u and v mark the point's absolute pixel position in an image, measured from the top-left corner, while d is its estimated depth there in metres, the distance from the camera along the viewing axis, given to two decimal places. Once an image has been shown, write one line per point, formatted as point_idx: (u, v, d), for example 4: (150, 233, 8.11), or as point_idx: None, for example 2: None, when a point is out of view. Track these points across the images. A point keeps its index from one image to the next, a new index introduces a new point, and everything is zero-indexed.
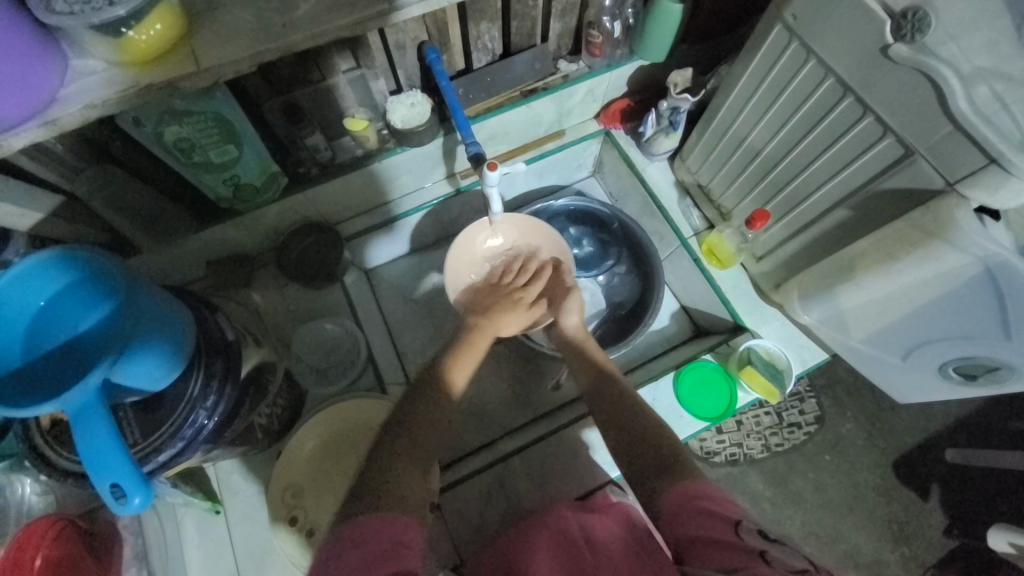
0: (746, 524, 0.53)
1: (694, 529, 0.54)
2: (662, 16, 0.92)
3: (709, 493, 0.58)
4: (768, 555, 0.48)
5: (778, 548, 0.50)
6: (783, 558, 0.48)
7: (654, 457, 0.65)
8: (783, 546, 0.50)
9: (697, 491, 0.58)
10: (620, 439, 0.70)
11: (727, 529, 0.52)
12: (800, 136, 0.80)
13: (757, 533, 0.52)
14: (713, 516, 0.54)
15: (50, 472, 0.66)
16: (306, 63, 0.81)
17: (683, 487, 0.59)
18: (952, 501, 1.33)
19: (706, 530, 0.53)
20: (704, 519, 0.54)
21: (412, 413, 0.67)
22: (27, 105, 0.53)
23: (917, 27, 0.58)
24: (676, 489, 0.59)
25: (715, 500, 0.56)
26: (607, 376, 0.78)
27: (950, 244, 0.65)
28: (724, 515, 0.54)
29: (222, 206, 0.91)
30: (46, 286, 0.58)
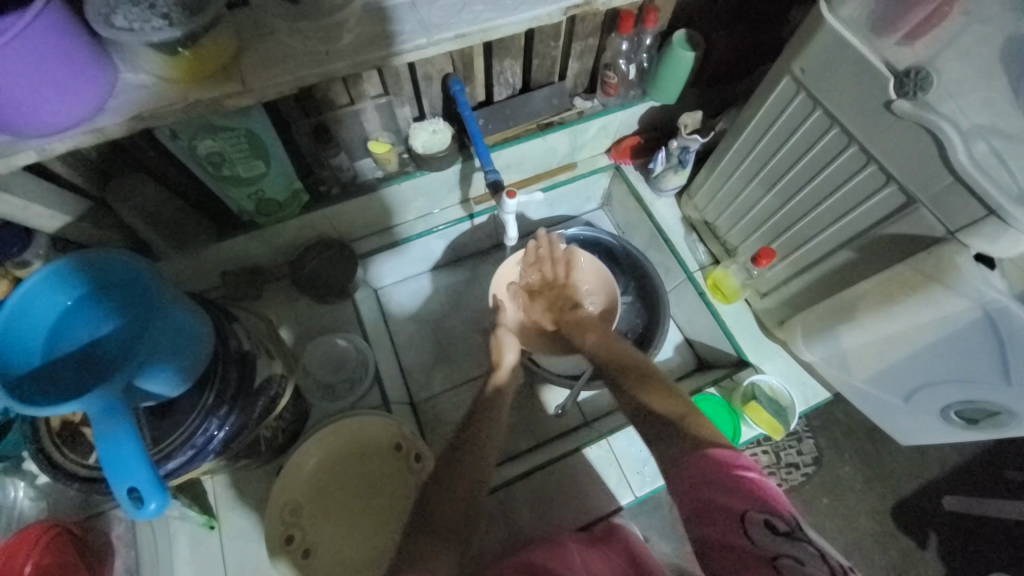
0: (753, 514, 0.49)
1: (706, 529, 0.51)
2: (675, 62, 0.97)
3: (710, 472, 0.53)
4: (780, 561, 0.46)
5: (789, 543, 0.47)
6: (796, 566, 0.45)
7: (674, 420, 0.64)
8: (795, 540, 0.47)
9: (701, 473, 0.54)
10: (648, 414, 0.68)
11: (736, 530, 0.49)
12: (805, 181, 0.84)
13: (765, 524, 0.48)
14: (721, 511, 0.51)
15: (55, 474, 0.66)
16: (337, 88, 0.85)
17: (694, 460, 0.55)
18: (950, 551, 1.32)
19: (718, 530, 0.50)
20: (714, 518, 0.51)
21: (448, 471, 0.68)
22: (75, 112, 0.56)
23: (919, 85, 0.63)
24: (689, 467, 0.55)
25: (717, 485, 0.52)
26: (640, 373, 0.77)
27: (949, 288, 0.68)
28: (727, 509, 0.50)
29: (244, 218, 0.94)
30: (76, 287, 0.60)
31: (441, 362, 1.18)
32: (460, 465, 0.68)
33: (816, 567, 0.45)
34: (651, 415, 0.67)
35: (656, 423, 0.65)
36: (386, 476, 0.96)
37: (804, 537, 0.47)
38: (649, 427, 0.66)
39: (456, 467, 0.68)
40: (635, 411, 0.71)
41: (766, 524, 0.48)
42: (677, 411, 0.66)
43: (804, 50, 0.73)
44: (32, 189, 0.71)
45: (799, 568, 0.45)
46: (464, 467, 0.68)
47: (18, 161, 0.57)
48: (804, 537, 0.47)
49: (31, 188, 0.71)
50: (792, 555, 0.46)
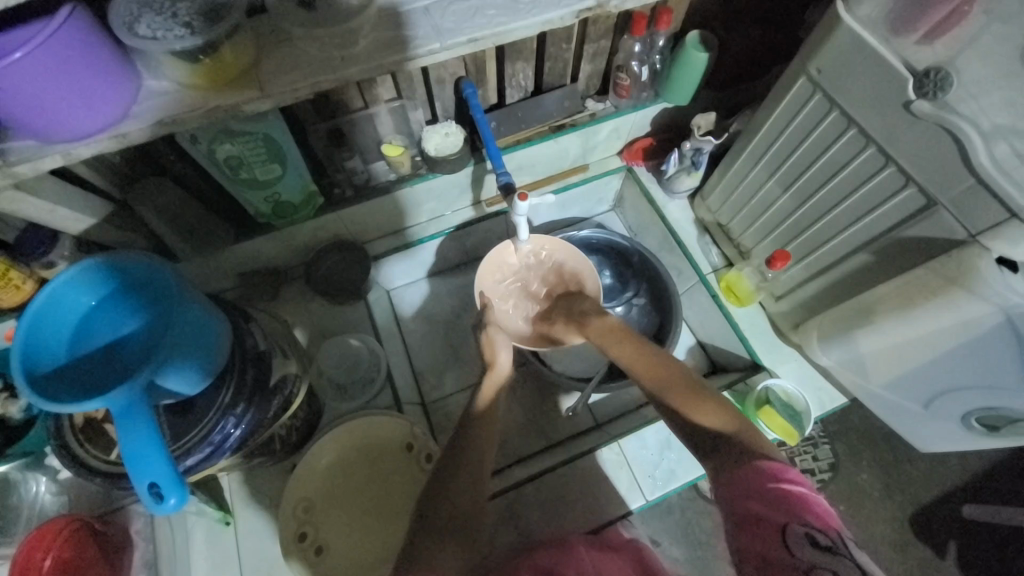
0: (795, 527, 0.49)
1: (746, 537, 0.51)
2: (688, 64, 0.97)
3: (758, 485, 0.53)
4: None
5: (829, 559, 0.47)
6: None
7: (731, 439, 0.60)
8: (837, 558, 0.47)
9: (747, 485, 0.53)
10: (698, 429, 0.63)
11: (775, 541, 0.49)
12: (821, 182, 0.82)
13: (806, 538, 0.48)
14: (761, 524, 0.50)
15: (78, 469, 0.68)
16: (352, 92, 0.86)
17: (741, 474, 0.55)
18: (971, 562, 1.28)
19: (759, 540, 0.50)
20: (756, 528, 0.51)
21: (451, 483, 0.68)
22: (99, 117, 0.57)
23: (939, 85, 0.61)
24: (736, 478, 0.54)
25: (764, 496, 0.52)
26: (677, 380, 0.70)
27: (970, 293, 0.66)
28: (771, 520, 0.50)
29: (260, 221, 0.95)
30: (100, 287, 0.62)
31: (453, 363, 1.18)
32: (472, 467, 0.68)
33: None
34: (700, 429, 0.63)
35: (709, 440, 0.61)
36: (397, 476, 0.96)
37: (845, 555, 0.47)
38: (701, 446, 0.62)
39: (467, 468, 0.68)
40: (682, 428, 0.66)
41: (808, 539, 0.48)
42: (733, 425, 0.61)
43: (820, 50, 0.72)
44: (59, 192, 0.74)
45: None
46: (475, 469, 0.68)
47: (45, 165, 0.59)
48: (846, 555, 0.47)
49: (57, 192, 0.74)
50: (831, 568, 0.46)
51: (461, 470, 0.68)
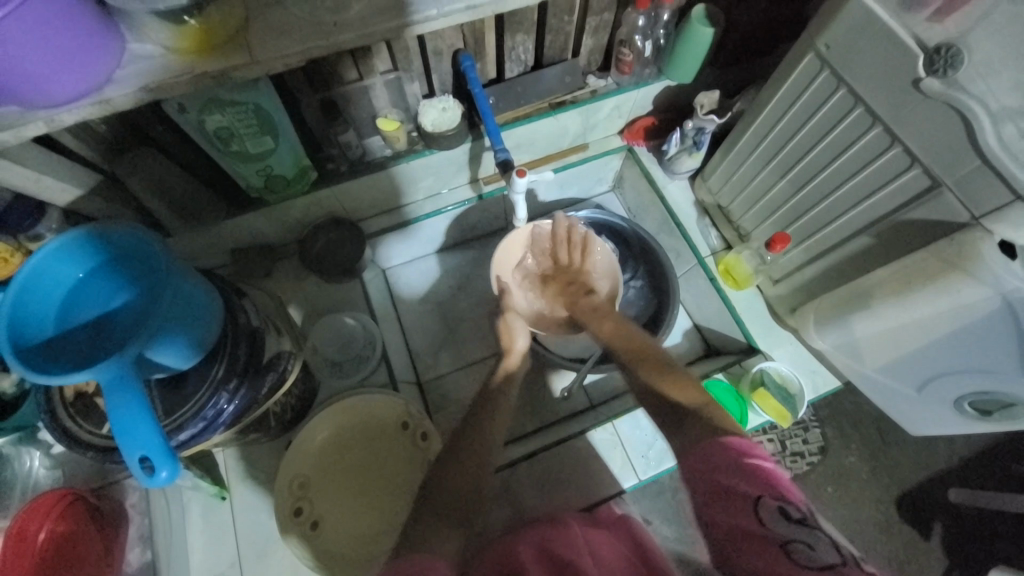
0: (766, 501, 0.49)
1: (713, 511, 0.52)
2: (692, 39, 0.94)
3: (726, 457, 0.53)
4: (792, 547, 0.46)
5: (801, 531, 0.47)
6: (807, 552, 0.45)
7: (693, 414, 0.62)
8: (809, 529, 0.46)
9: (713, 459, 0.54)
10: (664, 405, 0.67)
11: (748, 514, 0.49)
12: (825, 163, 0.81)
13: (779, 511, 0.48)
14: (733, 497, 0.50)
15: (71, 443, 0.67)
16: (346, 62, 0.83)
17: (704, 448, 0.56)
18: (953, 543, 1.31)
19: (730, 513, 0.50)
20: (726, 501, 0.51)
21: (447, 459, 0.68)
22: (81, 83, 0.55)
23: (950, 62, 0.59)
24: (699, 453, 0.56)
25: (733, 469, 0.52)
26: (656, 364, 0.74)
27: (970, 276, 0.66)
28: (743, 493, 0.50)
29: (252, 196, 0.93)
30: (87, 259, 0.60)
31: (448, 343, 1.18)
32: (468, 445, 0.69)
33: (826, 555, 0.45)
34: (672, 405, 0.66)
35: (675, 415, 0.64)
36: (393, 454, 0.97)
37: (819, 528, 0.47)
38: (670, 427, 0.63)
39: (464, 449, 0.68)
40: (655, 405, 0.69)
41: (780, 512, 0.48)
42: (698, 401, 0.64)
43: (830, 25, 0.70)
44: (43, 161, 0.71)
45: (811, 554, 0.45)
46: (471, 448, 0.69)
47: (28, 132, 0.57)
48: (819, 528, 0.47)
49: (41, 162, 0.71)
50: (806, 541, 0.46)
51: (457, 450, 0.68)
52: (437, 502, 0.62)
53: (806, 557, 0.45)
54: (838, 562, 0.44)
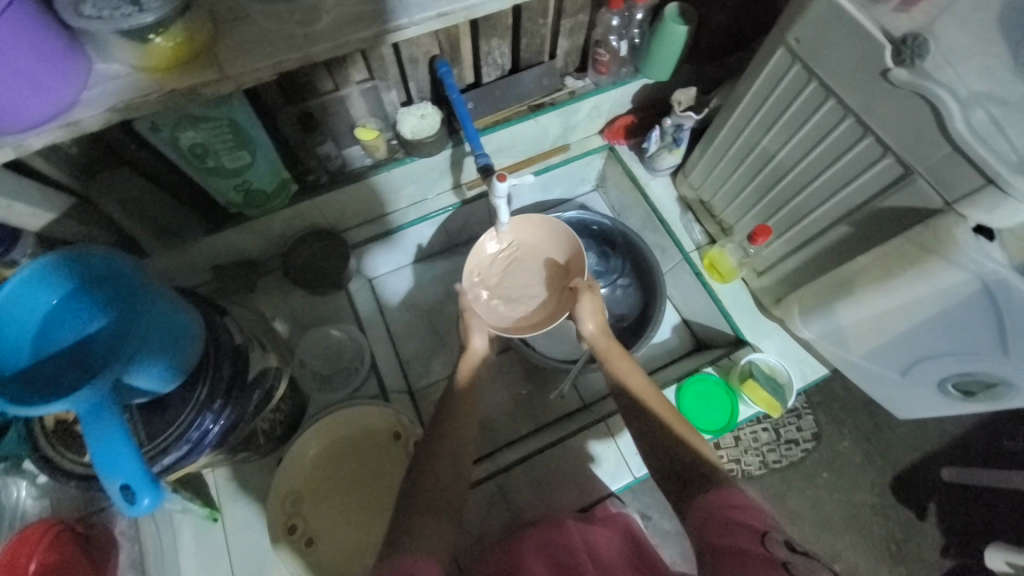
0: (773, 534, 0.51)
1: (720, 538, 0.53)
2: (667, 37, 0.95)
3: (740, 501, 0.56)
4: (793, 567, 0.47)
5: (804, 560, 0.48)
6: None
7: (711, 471, 0.63)
8: (811, 560, 0.48)
9: (727, 500, 0.57)
10: (679, 459, 0.66)
11: (750, 538, 0.51)
12: (802, 154, 0.82)
13: (784, 543, 0.51)
14: (741, 527, 0.53)
15: (54, 473, 0.66)
16: (321, 73, 0.83)
17: (710, 497, 0.58)
18: (948, 522, 1.33)
19: (736, 540, 0.52)
20: (733, 529, 0.53)
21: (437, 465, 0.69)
22: (48, 106, 0.54)
23: (915, 52, 0.61)
24: (704, 502, 0.58)
25: (746, 510, 0.55)
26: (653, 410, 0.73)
27: (947, 261, 0.67)
28: (751, 525, 0.53)
29: (231, 211, 0.92)
30: (62, 285, 0.59)
31: (439, 350, 1.17)
32: (450, 454, 0.71)
33: None
34: (685, 457, 0.66)
35: (690, 467, 0.64)
36: (386, 465, 0.96)
37: (820, 565, 0.48)
38: (685, 478, 0.63)
39: (444, 460, 0.70)
40: (665, 457, 0.68)
41: (785, 543, 0.51)
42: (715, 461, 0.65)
43: (799, 19, 0.71)
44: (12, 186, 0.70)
45: None
46: (451, 459, 0.70)
47: None
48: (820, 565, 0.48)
49: (10, 187, 0.70)
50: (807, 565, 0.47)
51: (439, 458, 0.70)
52: (421, 502, 0.65)
53: None
54: None
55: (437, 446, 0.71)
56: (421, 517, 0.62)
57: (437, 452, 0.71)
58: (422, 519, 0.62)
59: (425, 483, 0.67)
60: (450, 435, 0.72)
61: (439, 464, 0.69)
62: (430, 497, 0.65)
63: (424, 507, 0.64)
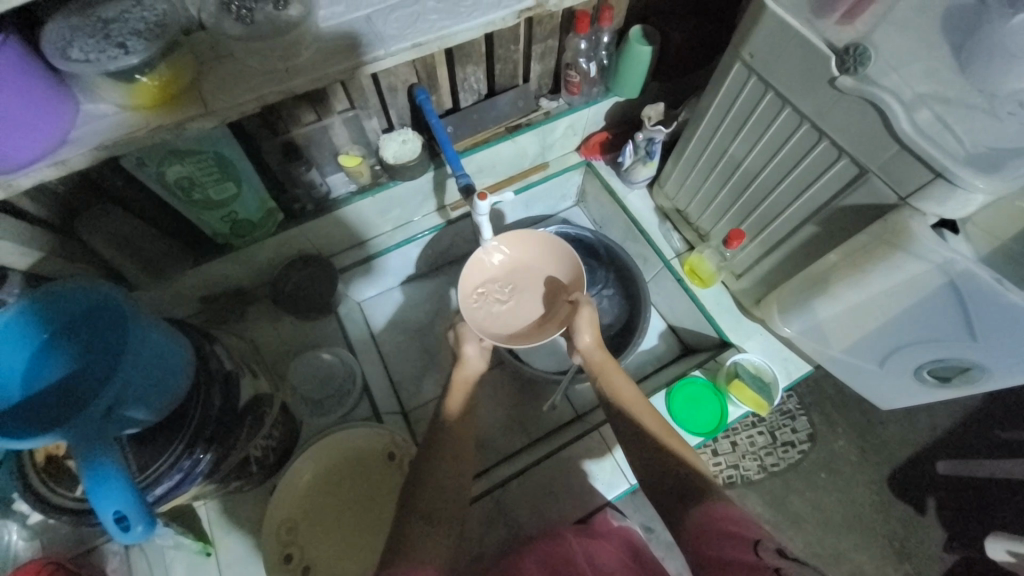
0: (765, 542, 0.53)
1: (716, 550, 0.54)
2: (632, 57, 1.00)
3: (732, 513, 0.58)
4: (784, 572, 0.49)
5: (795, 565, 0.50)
6: None
7: (696, 480, 0.65)
8: (801, 564, 0.50)
9: (719, 512, 0.58)
10: (666, 471, 0.67)
11: (744, 549, 0.53)
12: (766, 160, 0.86)
13: (776, 551, 0.52)
14: (734, 538, 0.55)
15: (44, 509, 0.65)
16: (303, 105, 0.86)
17: (705, 512, 0.59)
18: (947, 515, 1.35)
19: (731, 551, 0.53)
20: (729, 540, 0.55)
21: (435, 483, 0.69)
22: (37, 145, 0.56)
23: (859, 60, 0.66)
24: (699, 516, 0.59)
25: (738, 521, 0.57)
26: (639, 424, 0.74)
27: (908, 253, 0.71)
28: (744, 535, 0.55)
29: (218, 241, 0.93)
30: (51, 319, 0.60)
31: (432, 370, 1.18)
32: (443, 468, 0.71)
33: None
34: (670, 466, 0.68)
35: (677, 474, 0.66)
36: (381, 486, 0.96)
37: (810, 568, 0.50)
38: (670, 488, 0.65)
39: (438, 473, 0.70)
40: (651, 468, 0.69)
41: (776, 550, 0.52)
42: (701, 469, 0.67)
43: (751, 36, 0.76)
44: None
45: None
46: (445, 472, 0.71)
47: None
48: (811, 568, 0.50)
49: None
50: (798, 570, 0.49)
51: (433, 471, 0.71)
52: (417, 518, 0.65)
53: None
54: None
55: (433, 463, 0.72)
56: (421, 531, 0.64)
57: (433, 469, 0.71)
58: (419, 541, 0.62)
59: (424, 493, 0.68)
60: (443, 448, 0.73)
61: (435, 481, 0.69)
62: (427, 510, 0.66)
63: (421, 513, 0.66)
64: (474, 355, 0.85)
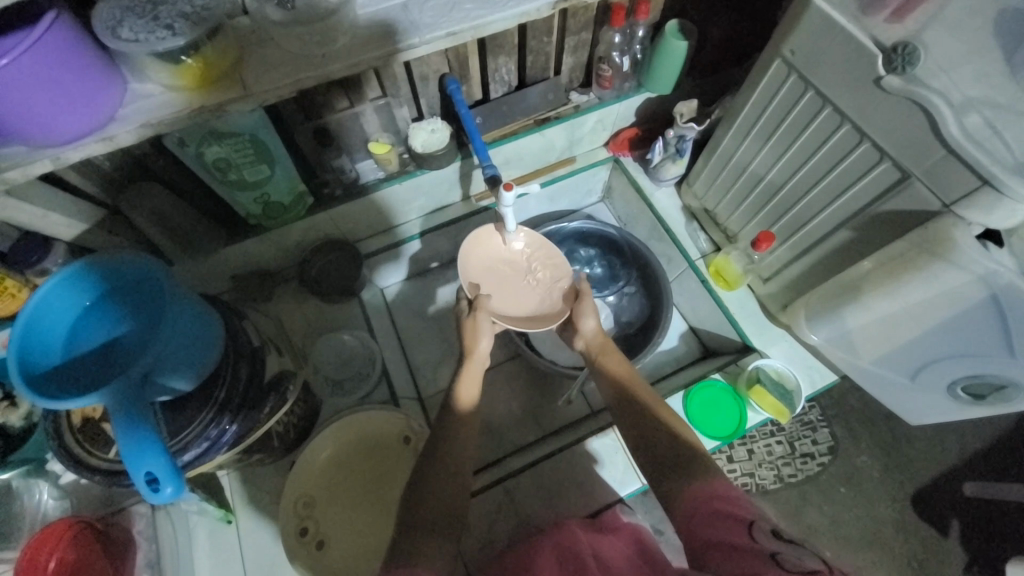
0: (760, 523, 0.51)
1: (709, 532, 0.53)
2: (667, 52, 0.98)
3: (724, 492, 0.57)
4: (780, 556, 0.46)
5: (790, 547, 0.48)
6: (794, 560, 0.45)
7: (697, 458, 0.64)
8: (797, 547, 0.47)
9: (712, 492, 0.57)
10: (668, 449, 0.67)
11: (738, 530, 0.51)
12: (802, 161, 0.84)
13: (770, 532, 0.50)
14: (727, 518, 0.53)
15: (79, 469, 0.69)
16: (336, 91, 0.87)
17: (698, 489, 0.58)
18: (972, 539, 1.30)
19: (724, 532, 0.52)
20: (721, 521, 0.53)
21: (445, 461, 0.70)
22: (88, 122, 0.59)
23: (907, 60, 0.62)
24: (690, 494, 0.58)
25: (731, 499, 0.55)
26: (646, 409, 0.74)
27: (948, 262, 0.68)
28: (738, 516, 0.53)
29: (250, 222, 0.96)
30: (94, 288, 0.63)
31: (449, 359, 1.19)
32: (452, 460, 0.71)
33: (812, 563, 0.45)
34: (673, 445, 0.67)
35: (678, 454, 0.66)
36: (396, 469, 0.98)
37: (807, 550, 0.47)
38: (670, 464, 0.65)
39: (452, 456, 0.71)
40: (651, 446, 0.69)
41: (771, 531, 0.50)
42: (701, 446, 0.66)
43: (794, 32, 0.74)
44: (49, 197, 0.75)
45: (799, 562, 0.45)
46: (455, 463, 0.70)
47: (35, 170, 0.60)
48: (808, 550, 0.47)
49: (47, 198, 0.75)
50: (792, 552, 0.47)
51: (443, 461, 0.70)
52: (424, 515, 0.64)
53: (795, 563, 0.45)
54: (822, 568, 0.45)
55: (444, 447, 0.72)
56: (428, 533, 0.62)
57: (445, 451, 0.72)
58: (428, 525, 0.63)
59: (428, 490, 0.67)
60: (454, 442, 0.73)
61: (447, 464, 0.70)
62: (435, 500, 0.66)
63: (428, 525, 0.63)
64: (486, 345, 0.85)
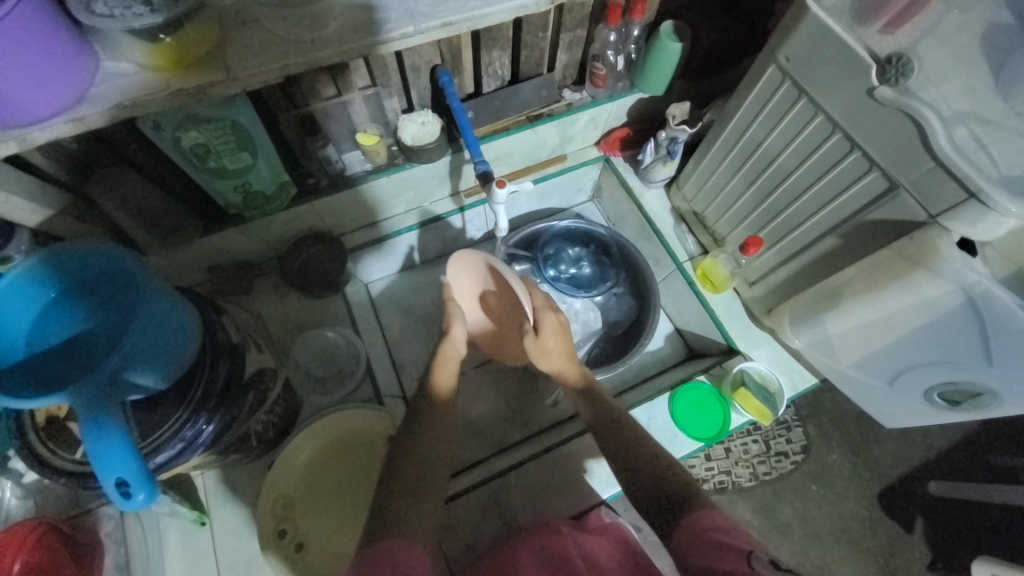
0: (758, 553, 0.51)
1: (708, 561, 0.53)
2: (661, 53, 0.98)
3: (724, 523, 0.56)
4: None
5: None
6: None
7: (686, 498, 0.63)
8: None
9: (709, 522, 0.57)
10: (658, 488, 0.66)
11: (737, 559, 0.51)
12: (791, 168, 0.84)
13: (769, 562, 0.50)
14: (727, 549, 0.53)
15: (43, 471, 0.65)
16: (324, 78, 0.84)
17: (695, 518, 0.58)
18: (934, 536, 1.35)
19: (721, 561, 0.52)
20: (719, 551, 0.53)
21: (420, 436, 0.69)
22: (55, 100, 0.54)
23: (901, 71, 0.63)
24: (689, 524, 0.58)
25: (728, 530, 0.55)
26: (636, 448, 0.72)
27: (931, 272, 0.70)
28: (735, 546, 0.52)
29: (231, 212, 0.92)
30: (60, 280, 0.59)
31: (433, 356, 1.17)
32: (427, 442, 0.69)
33: None
34: (660, 482, 0.66)
35: (665, 494, 0.64)
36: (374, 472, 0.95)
37: None
38: (660, 506, 0.64)
39: (426, 436, 0.69)
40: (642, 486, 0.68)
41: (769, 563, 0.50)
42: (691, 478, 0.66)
43: (789, 39, 0.74)
44: (12, 180, 0.70)
45: None
46: (428, 449, 0.68)
47: None
48: None
49: (11, 181, 0.70)
50: None
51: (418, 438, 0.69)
52: (405, 476, 0.65)
53: None
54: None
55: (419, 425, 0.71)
56: (404, 497, 0.62)
57: (432, 429, 0.71)
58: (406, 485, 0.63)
59: (411, 466, 0.66)
60: (429, 422, 0.71)
61: (421, 446, 0.68)
62: (410, 472, 0.65)
63: (406, 484, 0.64)
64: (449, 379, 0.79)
